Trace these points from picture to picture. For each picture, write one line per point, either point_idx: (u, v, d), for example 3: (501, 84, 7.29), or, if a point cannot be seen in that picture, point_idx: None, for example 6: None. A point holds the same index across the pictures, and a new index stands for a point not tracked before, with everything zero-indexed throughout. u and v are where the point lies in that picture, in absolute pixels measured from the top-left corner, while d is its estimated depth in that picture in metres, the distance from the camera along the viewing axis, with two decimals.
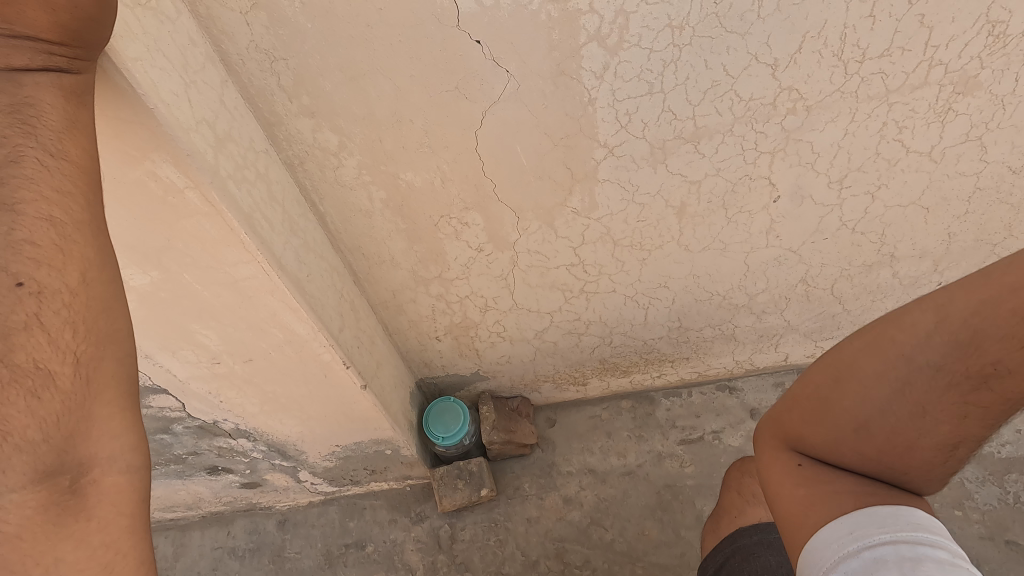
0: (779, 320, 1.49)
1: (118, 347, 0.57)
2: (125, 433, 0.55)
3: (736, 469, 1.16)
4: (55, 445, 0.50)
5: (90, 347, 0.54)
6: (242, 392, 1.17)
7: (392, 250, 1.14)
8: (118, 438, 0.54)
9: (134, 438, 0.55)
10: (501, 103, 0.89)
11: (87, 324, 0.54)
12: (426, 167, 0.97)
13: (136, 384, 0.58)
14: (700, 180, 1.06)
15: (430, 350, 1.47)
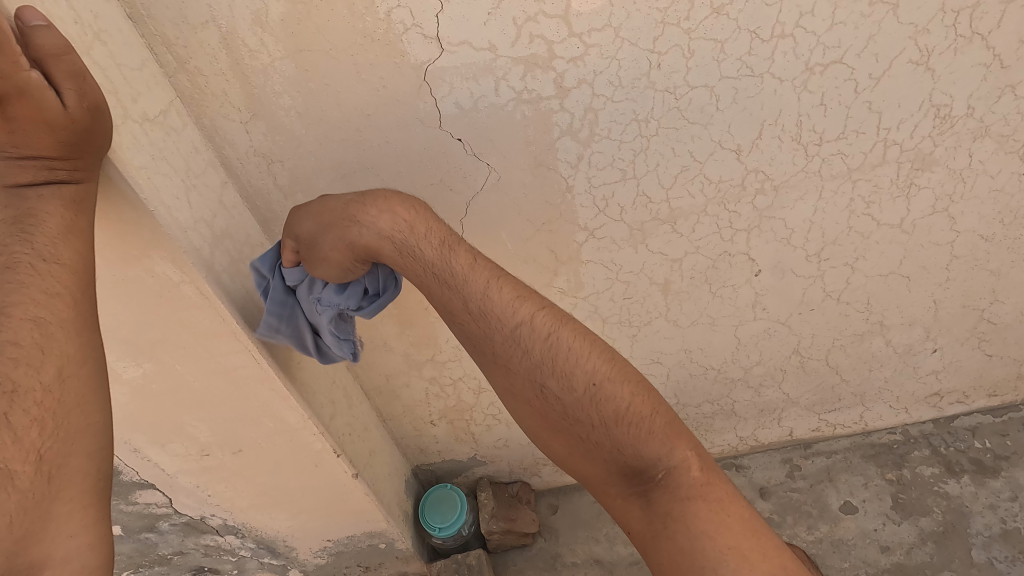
0: (779, 393, 1.48)
1: (85, 443, 0.63)
2: (80, 531, 0.61)
3: None
4: (18, 535, 0.58)
5: (55, 446, 0.61)
6: (231, 486, 1.15)
7: (385, 336, 1.16)
8: (73, 536, 0.60)
9: (89, 534, 0.61)
10: (483, 193, 0.94)
11: (69, 411, 0.61)
12: None
13: (97, 478, 0.64)
14: (680, 258, 1.10)
15: (426, 435, 1.45)
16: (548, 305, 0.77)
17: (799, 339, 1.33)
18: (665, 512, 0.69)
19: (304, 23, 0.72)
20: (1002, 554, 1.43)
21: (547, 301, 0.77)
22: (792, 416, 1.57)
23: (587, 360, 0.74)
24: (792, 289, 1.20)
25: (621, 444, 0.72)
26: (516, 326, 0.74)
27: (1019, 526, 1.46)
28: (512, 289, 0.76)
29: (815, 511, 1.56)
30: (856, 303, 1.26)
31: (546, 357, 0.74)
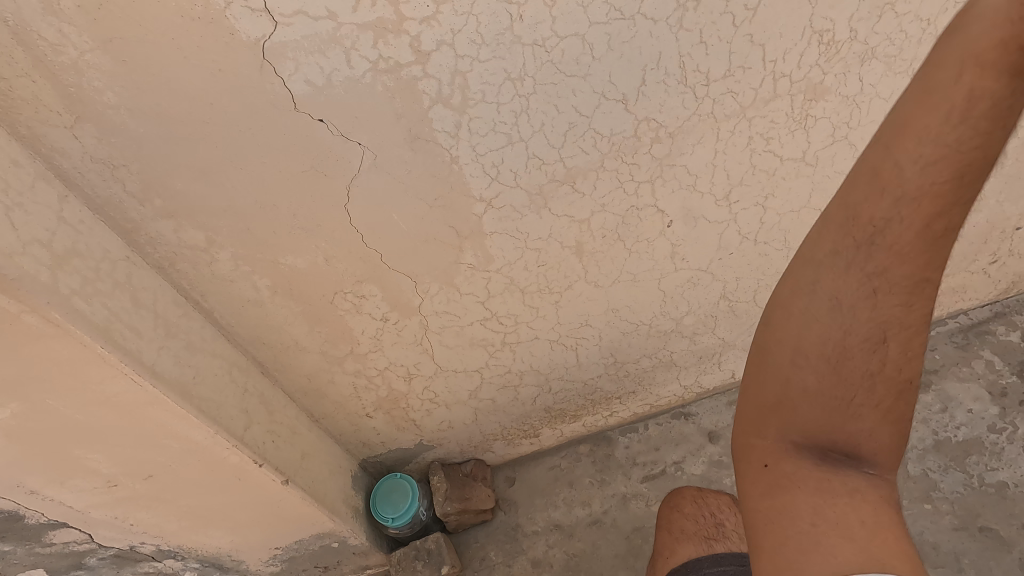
0: (714, 339, 1.49)
1: None
2: None
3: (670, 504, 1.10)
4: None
5: None
6: (152, 512, 1.09)
7: (295, 335, 1.11)
8: None
9: None
10: (363, 175, 0.88)
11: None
12: (306, 249, 0.95)
13: None
14: (588, 218, 1.06)
15: (365, 429, 1.41)
16: (900, 207, 0.47)
17: (724, 284, 1.33)
18: (781, 452, 0.57)
19: (107, 8, 0.66)
20: (936, 464, 1.47)
21: (866, 257, 0.49)
22: (731, 359, 1.59)
23: (868, 287, 0.50)
24: (707, 236, 1.18)
25: (826, 419, 0.54)
26: (826, 302, 0.51)
27: (950, 435, 1.50)
28: (839, 236, 0.51)
29: None
30: (774, 242, 1.26)
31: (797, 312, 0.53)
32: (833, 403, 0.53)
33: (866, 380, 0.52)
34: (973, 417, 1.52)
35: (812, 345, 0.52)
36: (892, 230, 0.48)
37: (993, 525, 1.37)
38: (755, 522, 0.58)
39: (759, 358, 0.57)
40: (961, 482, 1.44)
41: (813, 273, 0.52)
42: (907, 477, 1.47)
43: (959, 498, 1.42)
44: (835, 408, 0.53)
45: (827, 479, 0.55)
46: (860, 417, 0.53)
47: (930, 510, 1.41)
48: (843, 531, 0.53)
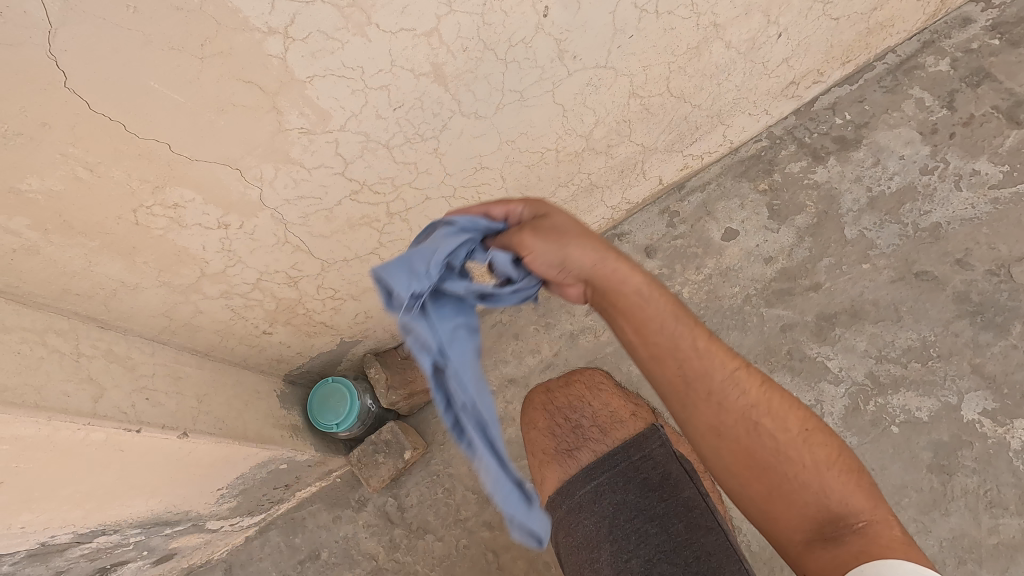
0: (632, 147, 1.31)
1: None
2: None
3: (539, 390, 1.22)
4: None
5: None
6: (37, 510, 0.94)
7: (113, 275, 0.86)
8: None
9: None
10: (65, 31, 0.58)
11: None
12: (51, 165, 0.68)
13: None
14: (435, 29, 0.79)
15: (270, 346, 1.23)
16: (764, 434, 0.74)
17: (630, 78, 1.10)
18: (686, 387, 0.74)
19: None
20: (871, 221, 1.42)
21: (739, 400, 0.74)
22: (655, 164, 1.42)
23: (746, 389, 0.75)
24: (596, 18, 0.93)
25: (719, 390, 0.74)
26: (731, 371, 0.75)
27: (884, 188, 1.44)
28: (724, 460, 0.75)
29: (701, 250, 1.51)
30: (678, 8, 1.01)
31: (708, 369, 0.74)
32: (732, 416, 0.74)
33: (771, 458, 0.73)
34: (905, 163, 1.45)
35: (713, 429, 0.75)
36: (734, 463, 0.74)
37: (929, 267, 1.35)
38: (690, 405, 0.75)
39: (686, 414, 0.75)
40: (896, 233, 1.40)
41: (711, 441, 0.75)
42: (845, 243, 1.42)
43: (895, 249, 1.39)
44: (740, 438, 0.74)
45: (716, 403, 0.74)
46: (720, 448, 0.75)
47: (869, 269, 1.38)
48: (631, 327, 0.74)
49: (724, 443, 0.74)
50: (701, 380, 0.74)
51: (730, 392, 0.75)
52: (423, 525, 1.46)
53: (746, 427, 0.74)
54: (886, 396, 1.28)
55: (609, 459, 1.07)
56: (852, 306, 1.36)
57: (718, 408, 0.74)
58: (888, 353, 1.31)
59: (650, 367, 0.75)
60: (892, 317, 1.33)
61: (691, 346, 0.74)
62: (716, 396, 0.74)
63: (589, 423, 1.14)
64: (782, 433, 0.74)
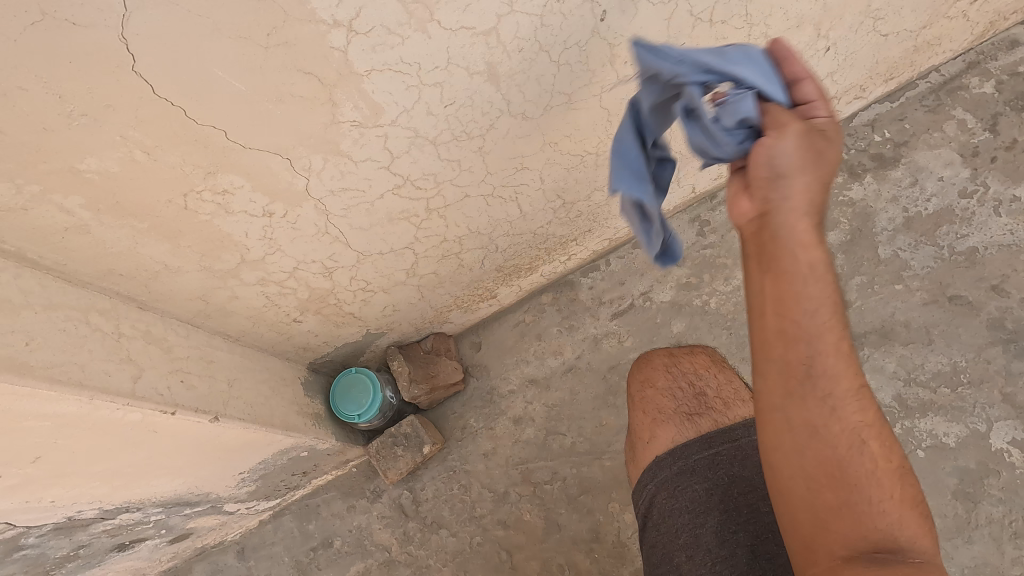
0: (670, 155, 1.30)
1: None
2: None
3: (664, 354, 1.07)
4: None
5: None
6: (69, 485, 0.94)
7: (157, 257, 0.86)
8: None
9: None
10: (139, 16, 0.58)
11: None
12: (110, 147, 0.68)
13: None
14: (494, 28, 0.79)
15: (299, 334, 1.24)
16: (868, 448, 0.65)
17: None
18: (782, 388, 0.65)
19: None
20: (907, 242, 1.41)
21: (836, 383, 0.64)
22: (690, 173, 1.41)
23: (877, 442, 0.65)
24: (651, 24, 0.91)
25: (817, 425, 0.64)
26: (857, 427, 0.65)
27: (921, 209, 1.42)
28: (813, 473, 0.65)
29: (730, 261, 1.50)
30: (733, 18, 1.00)
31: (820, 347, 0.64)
32: (815, 449, 0.65)
33: (864, 475, 0.64)
34: (944, 185, 1.43)
35: (814, 468, 0.65)
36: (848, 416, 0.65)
37: (963, 291, 1.34)
38: (783, 439, 0.66)
39: (781, 424, 0.66)
40: (931, 255, 1.38)
41: (855, 400, 0.65)
42: (878, 262, 1.41)
43: (929, 272, 1.37)
44: (825, 468, 0.64)
45: (822, 427, 0.64)
46: (823, 494, 0.65)
47: (901, 290, 1.37)
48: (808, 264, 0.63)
49: (819, 444, 0.64)
50: (846, 428, 0.65)
51: (853, 438, 0.65)
52: (437, 520, 1.46)
53: (851, 442, 0.65)
54: (913, 419, 1.27)
55: (728, 429, 0.94)
56: (882, 326, 1.35)
57: (827, 432, 0.64)
58: (917, 376, 1.30)
59: (766, 344, 0.66)
60: (923, 340, 1.32)
61: (837, 397, 0.64)
62: (834, 406, 0.64)
63: (713, 393, 1.00)
64: (884, 462, 0.65)
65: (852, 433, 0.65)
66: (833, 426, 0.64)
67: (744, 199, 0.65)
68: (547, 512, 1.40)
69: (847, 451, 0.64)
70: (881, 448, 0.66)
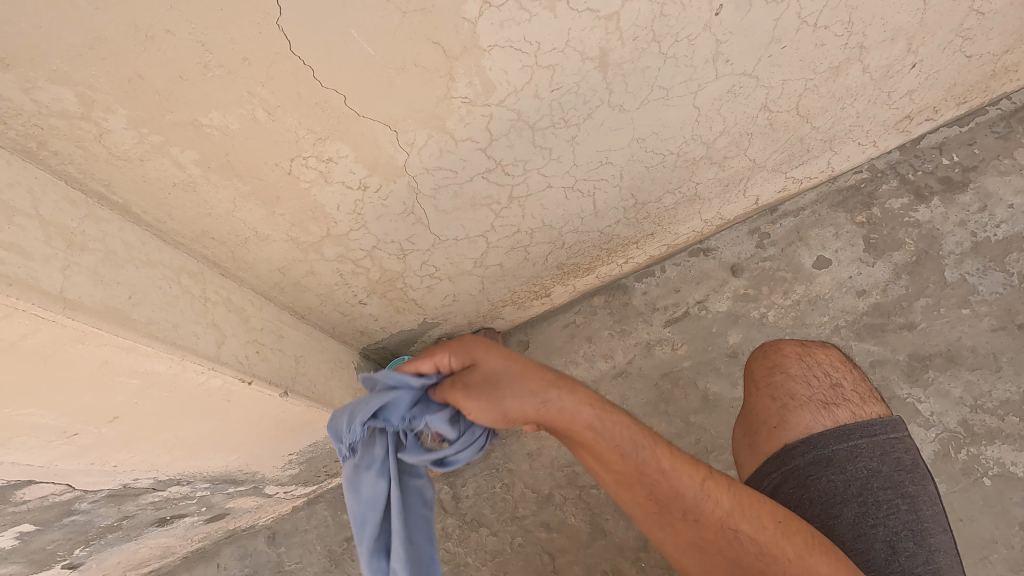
0: (744, 162, 1.28)
1: None
2: None
3: (792, 344, 1.05)
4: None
5: None
6: (134, 451, 0.92)
7: (250, 223, 0.85)
8: None
9: None
10: None
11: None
12: (235, 101, 0.66)
13: None
14: (616, 12, 0.78)
15: (360, 317, 1.22)
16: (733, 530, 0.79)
17: (767, 91, 1.08)
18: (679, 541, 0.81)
19: None
20: (974, 266, 1.39)
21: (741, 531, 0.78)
22: (758, 183, 1.40)
23: (750, 522, 0.79)
24: (760, 23, 0.91)
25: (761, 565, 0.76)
26: (720, 518, 0.79)
27: (989, 234, 1.40)
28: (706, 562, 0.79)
29: (790, 275, 1.47)
30: (835, 25, 0.99)
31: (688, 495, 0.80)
32: (696, 542, 0.79)
33: (749, 561, 0.77)
34: (1014, 212, 1.41)
35: (694, 536, 0.79)
36: (701, 527, 0.79)
37: None
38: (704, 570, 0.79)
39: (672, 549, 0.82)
40: (999, 282, 1.36)
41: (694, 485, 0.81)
42: (944, 285, 1.39)
43: (997, 297, 1.35)
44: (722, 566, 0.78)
45: (700, 543, 0.79)
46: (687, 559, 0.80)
47: (968, 314, 1.35)
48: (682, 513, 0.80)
49: (704, 546, 0.79)
50: (716, 522, 0.79)
51: (712, 533, 0.79)
52: (477, 517, 1.43)
53: (712, 530, 0.79)
54: (979, 446, 1.25)
55: (866, 424, 0.94)
56: (947, 350, 1.33)
57: (703, 545, 0.79)
58: (984, 403, 1.27)
59: (617, 490, 0.84)
60: (990, 366, 1.29)
61: (685, 495, 0.80)
62: (692, 502, 0.80)
63: (848, 386, 0.99)
64: (770, 547, 0.77)
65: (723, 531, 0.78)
66: (695, 535, 0.79)
67: (480, 410, 0.84)
68: (593, 517, 1.37)
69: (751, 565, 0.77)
70: (751, 519, 0.79)
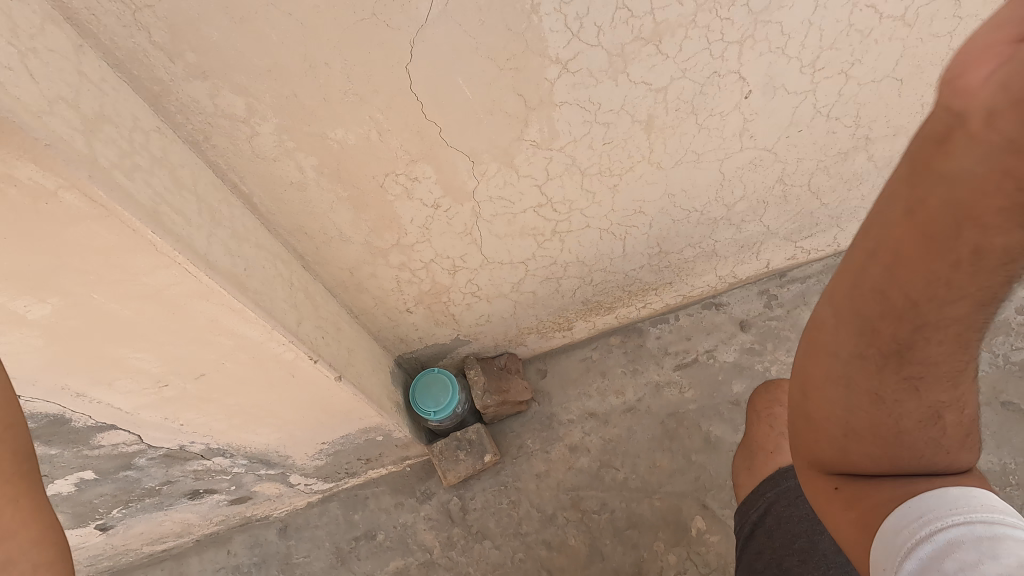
0: (759, 227, 1.44)
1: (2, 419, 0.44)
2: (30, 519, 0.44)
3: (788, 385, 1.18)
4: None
5: None
6: (202, 412, 1.04)
7: (338, 224, 1.00)
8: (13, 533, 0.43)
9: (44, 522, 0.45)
10: (429, 26, 0.75)
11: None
12: (357, 121, 0.83)
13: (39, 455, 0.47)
14: (665, 87, 0.95)
15: (403, 324, 1.35)
16: (964, 363, 0.48)
17: (784, 166, 1.25)
18: (815, 383, 0.57)
19: None
20: None
21: (911, 411, 0.52)
22: (770, 248, 1.55)
23: (874, 384, 0.51)
24: (782, 109, 1.08)
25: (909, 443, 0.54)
26: (877, 402, 0.52)
27: None
28: (860, 435, 0.55)
29: (794, 335, 1.60)
30: (845, 117, 1.16)
31: (910, 397, 0.50)
32: (866, 399, 0.52)
33: (888, 436, 0.54)
34: None
35: (862, 431, 0.54)
36: (893, 365, 0.50)
37: (1015, 399, 1.43)
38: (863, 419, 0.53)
39: (805, 417, 0.59)
40: (986, 361, 1.49)
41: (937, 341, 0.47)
42: None
43: (983, 375, 1.47)
44: (884, 445, 0.54)
45: (878, 373, 0.51)
46: (866, 452, 0.56)
47: None
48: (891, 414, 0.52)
49: (875, 411, 0.52)
50: (842, 368, 0.53)
51: (866, 365, 0.51)
52: (481, 530, 1.51)
53: (868, 392, 0.52)
54: None
55: None
56: None
57: (877, 408, 0.52)
58: None
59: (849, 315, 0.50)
60: None
61: (904, 414, 0.51)
62: (833, 355, 0.54)
63: None
64: (917, 419, 0.52)
65: (844, 426, 0.55)
66: (925, 368, 0.48)
67: None
68: (593, 540, 1.45)
69: (897, 435, 0.53)
70: (942, 382, 0.49)
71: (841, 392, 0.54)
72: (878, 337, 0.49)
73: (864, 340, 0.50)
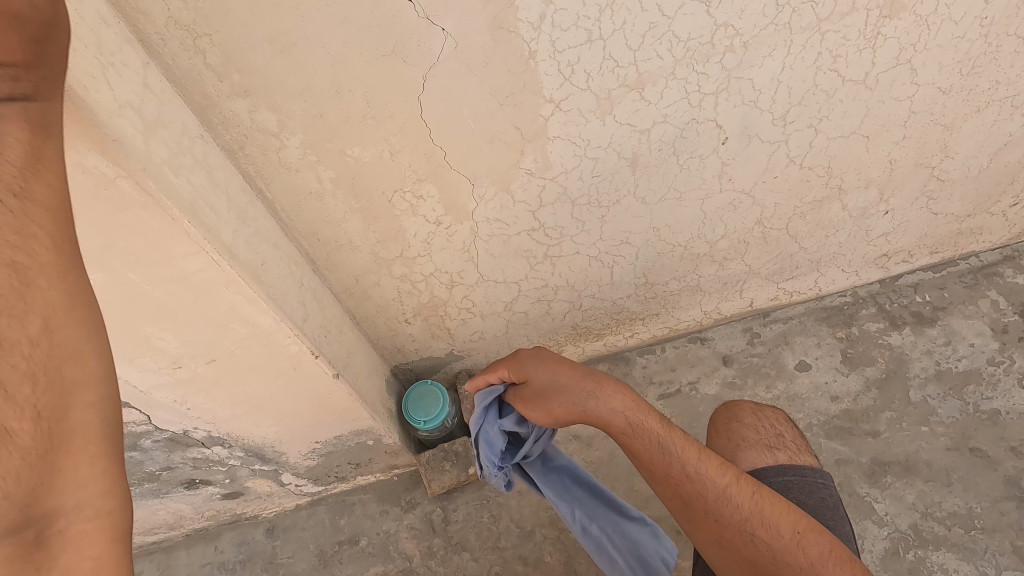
0: (741, 265, 1.53)
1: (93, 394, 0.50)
2: (96, 479, 0.49)
3: (747, 403, 1.26)
4: (29, 480, 0.47)
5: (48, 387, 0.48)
6: (209, 397, 1.13)
7: (349, 233, 1.11)
8: (89, 484, 0.49)
9: (106, 483, 0.50)
10: (441, 64, 0.87)
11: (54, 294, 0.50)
12: (372, 141, 0.95)
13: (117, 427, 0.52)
14: (649, 129, 1.07)
15: (401, 334, 1.44)
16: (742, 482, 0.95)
17: (762, 209, 1.35)
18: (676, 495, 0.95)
19: None
20: (936, 392, 1.58)
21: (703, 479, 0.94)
22: (753, 287, 1.64)
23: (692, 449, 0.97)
24: (757, 155, 1.19)
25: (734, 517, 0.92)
26: (659, 441, 0.97)
27: (951, 366, 1.61)
28: (681, 508, 0.96)
29: (774, 372, 1.66)
30: (818, 168, 1.27)
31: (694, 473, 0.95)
32: (680, 475, 0.95)
33: (720, 495, 0.93)
34: (974, 350, 1.62)
35: (672, 476, 0.95)
36: (686, 486, 0.94)
37: (983, 445, 1.49)
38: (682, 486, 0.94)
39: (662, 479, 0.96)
40: (957, 408, 1.55)
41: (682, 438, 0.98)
42: (908, 403, 1.58)
43: (954, 421, 1.53)
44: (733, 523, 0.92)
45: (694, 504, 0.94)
46: (690, 489, 0.94)
47: (927, 432, 1.52)
48: (682, 469, 0.95)
49: (689, 499, 0.94)
50: (657, 449, 0.97)
51: (657, 441, 0.98)
52: (461, 542, 1.56)
53: (717, 485, 0.94)
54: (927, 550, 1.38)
55: (800, 466, 1.12)
56: (906, 459, 1.49)
57: (673, 468, 0.95)
58: (934, 512, 1.42)
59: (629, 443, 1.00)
60: (943, 480, 1.46)
61: (692, 465, 0.95)
62: (661, 446, 0.97)
63: (791, 437, 1.19)
64: (710, 487, 0.94)
65: (668, 469, 0.96)
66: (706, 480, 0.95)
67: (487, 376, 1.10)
68: (569, 557, 1.50)
69: (709, 503, 0.93)
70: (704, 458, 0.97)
71: (654, 457, 0.97)
72: (690, 502, 0.94)
73: (666, 431, 0.99)
